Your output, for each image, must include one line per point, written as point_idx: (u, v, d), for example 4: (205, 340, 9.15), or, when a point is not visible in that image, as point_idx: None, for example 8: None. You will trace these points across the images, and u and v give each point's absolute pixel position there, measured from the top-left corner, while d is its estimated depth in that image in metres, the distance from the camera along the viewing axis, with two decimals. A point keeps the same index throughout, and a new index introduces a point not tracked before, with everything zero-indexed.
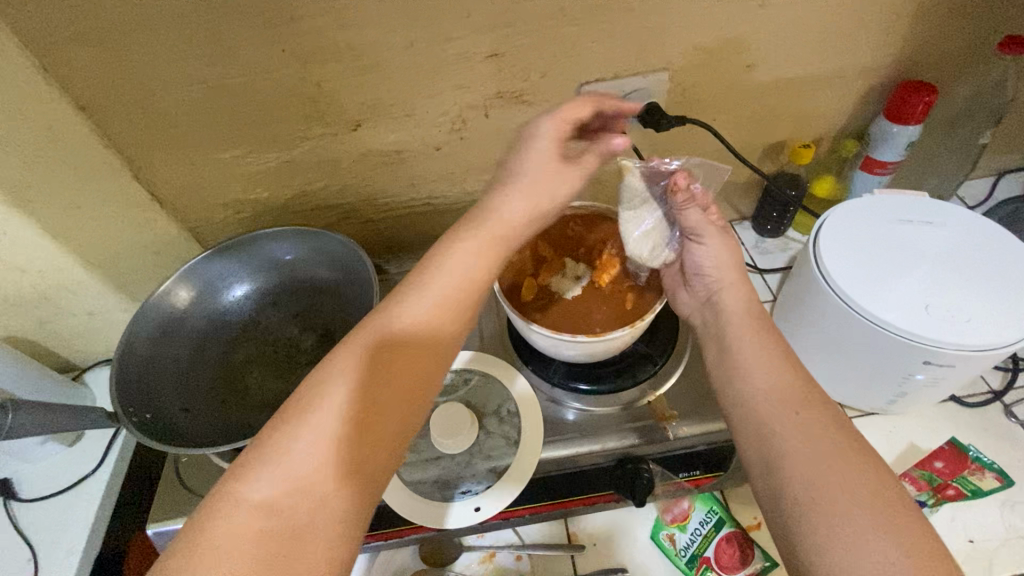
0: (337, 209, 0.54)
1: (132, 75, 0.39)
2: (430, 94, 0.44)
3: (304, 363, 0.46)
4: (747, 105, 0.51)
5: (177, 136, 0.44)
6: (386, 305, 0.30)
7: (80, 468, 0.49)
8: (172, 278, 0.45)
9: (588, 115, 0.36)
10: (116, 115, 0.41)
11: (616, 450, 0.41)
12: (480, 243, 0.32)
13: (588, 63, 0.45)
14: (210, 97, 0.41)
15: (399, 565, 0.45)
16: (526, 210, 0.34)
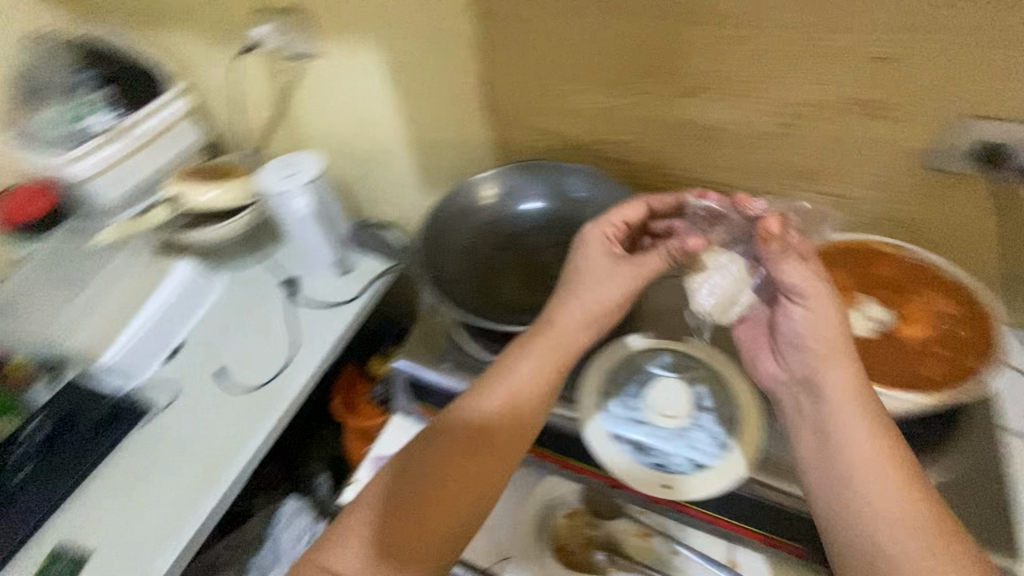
0: (630, 166, 0.71)
1: (544, 49, 0.64)
2: (721, 127, 0.63)
3: (544, 289, 0.66)
4: (957, 214, 0.60)
5: (545, 85, 0.67)
6: (470, 402, 0.51)
7: (342, 295, 0.82)
8: (489, 176, 0.71)
9: (636, 217, 0.57)
10: (507, 81, 0.68)
11: (790, 497, 0.50)
12: (541, 356, 0.51)
13: (812, 150, 0.61)
14: (579, 94, 0.66)
15: (561, 495, 0.60)
16: (557, 338, 0.51)
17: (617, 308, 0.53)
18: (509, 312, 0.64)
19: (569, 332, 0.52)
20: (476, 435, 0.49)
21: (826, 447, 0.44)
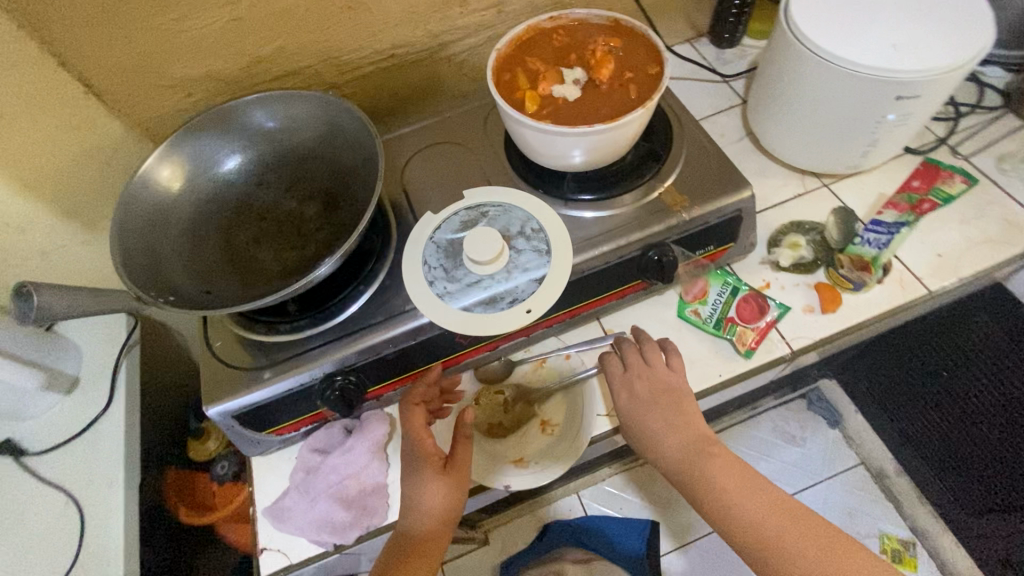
0: (220, 173, 0.74)
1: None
2: (62, 148, 0.78)
3: (309, 218, 0.73)
4: (128, 251, 0.64)
5: None
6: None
7: (52, 448, 0.89)
8: (180, 186, 0.71)
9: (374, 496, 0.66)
10: (34, 155, 0.77)
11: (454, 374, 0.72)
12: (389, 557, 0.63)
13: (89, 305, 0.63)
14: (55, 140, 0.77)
15: (488, 372, 0.74)
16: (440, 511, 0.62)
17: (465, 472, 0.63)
18: (311, 244, 0.72)
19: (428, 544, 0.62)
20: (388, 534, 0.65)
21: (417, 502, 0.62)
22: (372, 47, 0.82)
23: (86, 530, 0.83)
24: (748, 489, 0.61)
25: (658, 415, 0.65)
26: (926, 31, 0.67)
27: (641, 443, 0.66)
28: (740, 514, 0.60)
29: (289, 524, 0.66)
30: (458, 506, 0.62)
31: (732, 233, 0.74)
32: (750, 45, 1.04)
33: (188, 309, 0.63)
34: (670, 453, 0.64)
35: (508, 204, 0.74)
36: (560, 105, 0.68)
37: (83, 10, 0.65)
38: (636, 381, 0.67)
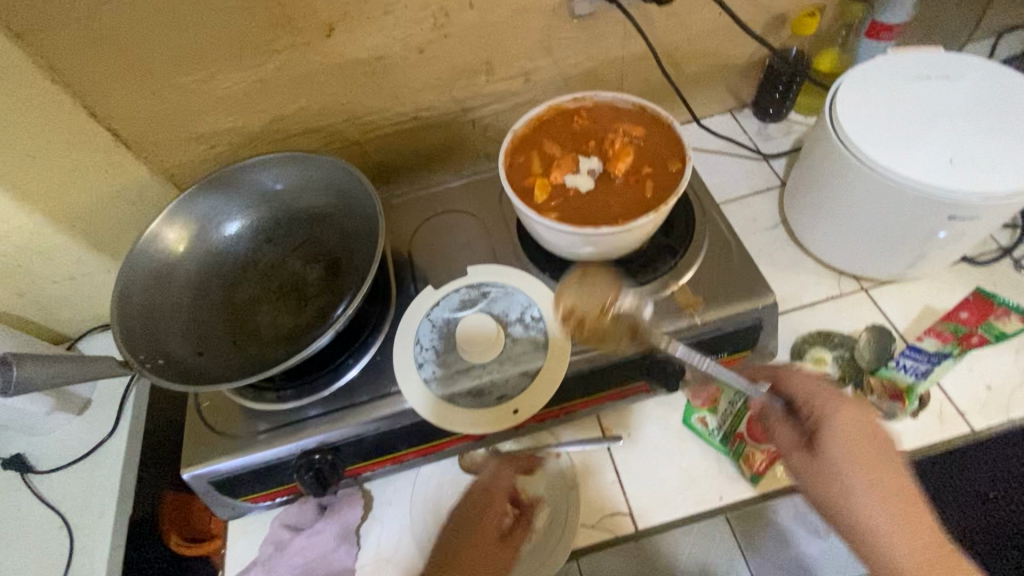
0: (231, 229, 0.74)
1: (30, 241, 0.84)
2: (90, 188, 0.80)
3: (311, 281, 0.72)
4: (128, 311, 0.65)
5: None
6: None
7: (56, 467, 0.91)
8: (190, 243, 0.72)
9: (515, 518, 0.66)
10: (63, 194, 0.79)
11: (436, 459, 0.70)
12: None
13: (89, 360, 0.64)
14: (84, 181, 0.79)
15: (473, 460, 0.71)
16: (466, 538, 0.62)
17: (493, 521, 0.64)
18: (309, 310, 0.71)
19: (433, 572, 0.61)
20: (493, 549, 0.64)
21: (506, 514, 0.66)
22: (396, 109, 0.82)
23: (73, 558, 0.84)
24: (908, 517, 0.55)
25: (852, 455, 0.58)
26: (988, 147, 0.61)
27: (826, 502, 0.59)
28: (893, 557, 0.54)
29: None
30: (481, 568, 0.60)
31: (748, 341, 0.69)
32: (798, 120, 0.96)
33: (176, 375, 0.62)
34: (841, 481, 0.58)
35: (511, 286, 0.71)
36: (568, 196, 0.65)
37: (114, 70, 0.68)
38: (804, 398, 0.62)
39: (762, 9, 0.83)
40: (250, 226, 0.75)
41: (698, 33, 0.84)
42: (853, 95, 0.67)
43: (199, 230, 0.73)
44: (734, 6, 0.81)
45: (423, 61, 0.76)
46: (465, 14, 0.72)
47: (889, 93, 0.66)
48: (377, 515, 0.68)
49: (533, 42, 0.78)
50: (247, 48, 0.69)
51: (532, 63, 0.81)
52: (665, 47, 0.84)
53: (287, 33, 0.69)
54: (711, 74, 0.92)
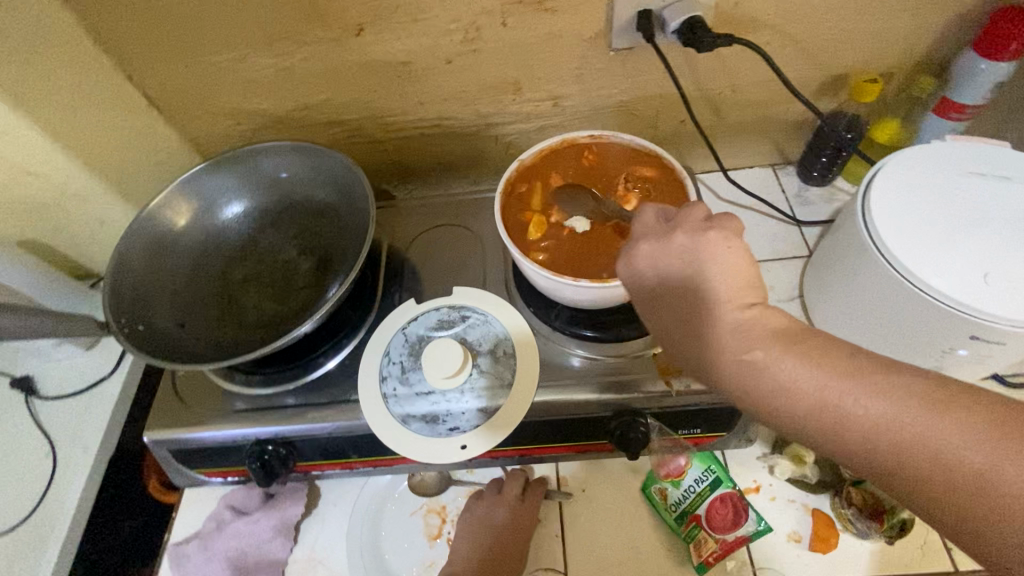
0: (237, 208, 0.76)
1: None
2: None
3: (299, 270, 0.73)
4: (125, 272, 0.68)
5: None
6: None
7: (56, 397, 0.96)
8: (194, 215, 0.75)
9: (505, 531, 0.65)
10: None
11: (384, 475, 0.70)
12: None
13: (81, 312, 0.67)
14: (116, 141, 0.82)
15: (420, 481, 0.71)
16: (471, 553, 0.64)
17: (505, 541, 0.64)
18: (291, 300, 0.71)
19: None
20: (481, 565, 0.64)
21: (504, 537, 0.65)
22: (419, 115, 0.81)
23: (51, 488, 0.89)
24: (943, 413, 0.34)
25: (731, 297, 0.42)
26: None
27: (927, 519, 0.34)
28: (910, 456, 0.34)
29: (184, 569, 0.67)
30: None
31: (726, 423, 0.64)
32: (843, 188, 0.89)
33: (150, 343, 0.64)
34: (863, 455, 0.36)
35: (492, 315, 0.69)
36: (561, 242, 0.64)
37: (152, 39, 0.70)
38: (652, 260, 0.47)
39: (819, 68, 0.77)
40: (255, 207, 0.77)
41: (745, 84, 0.79)
42: (891, 186, 0.62)
43: (207, 203, 0.75)
44: (789, 62, 0.76)
45: (450, 72, 0.75)
46: (497, 31, 0.70)
47: (930, 191, 0.62)
48: (321, 514, 0.70)
49: (565, 69, 0.75)
50: (277, 37, 0.70)
51: (562, 89, 0.78)
52: (707, 92, 0.80)
53: (317, 28, 0.69)
54: (754, 126, 0.86)
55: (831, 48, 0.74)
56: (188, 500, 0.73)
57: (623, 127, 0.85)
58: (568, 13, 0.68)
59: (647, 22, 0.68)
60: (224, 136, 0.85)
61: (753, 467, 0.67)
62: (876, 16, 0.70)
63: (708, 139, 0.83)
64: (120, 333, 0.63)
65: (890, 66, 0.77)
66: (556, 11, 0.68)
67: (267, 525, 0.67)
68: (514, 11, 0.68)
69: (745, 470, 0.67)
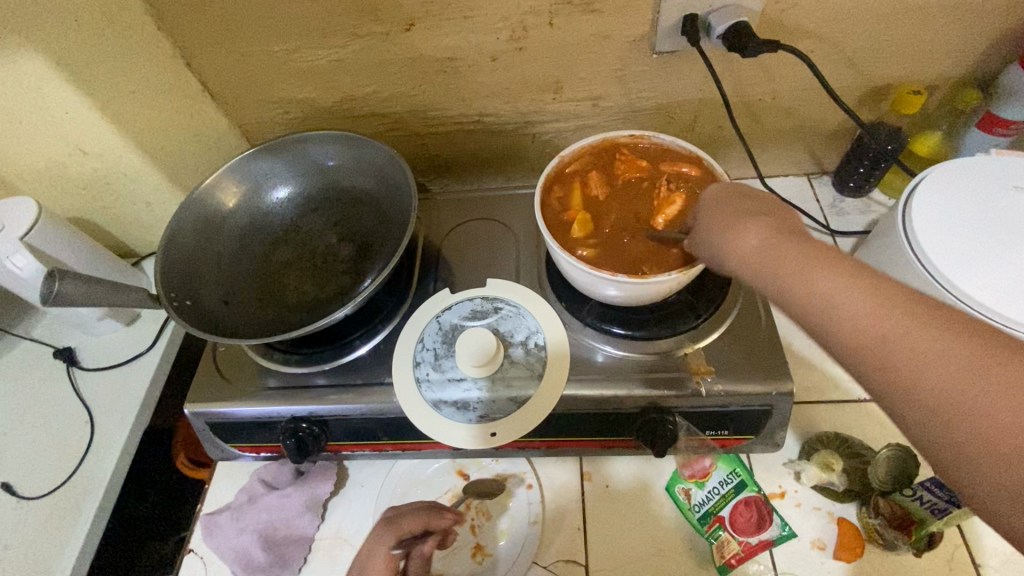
0: (282, 193, 0.79)
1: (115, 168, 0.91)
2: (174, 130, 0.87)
3: (340, 256, 0.75)
4: (176, 249, 0.71)
5: (57, 151, 0.83)
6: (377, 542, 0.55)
7: (97, 369, 1.00)
8: (242, 198, 0.77)
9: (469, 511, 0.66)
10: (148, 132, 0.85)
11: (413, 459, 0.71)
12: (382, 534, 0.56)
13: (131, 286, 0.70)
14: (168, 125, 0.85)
15: (445, 468, 0.72)
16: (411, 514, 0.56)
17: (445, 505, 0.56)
18: (331, 284, 0.73)
19: None
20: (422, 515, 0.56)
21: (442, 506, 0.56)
22: (460, 110, 0.83)
23: (86, 458, 0.91)
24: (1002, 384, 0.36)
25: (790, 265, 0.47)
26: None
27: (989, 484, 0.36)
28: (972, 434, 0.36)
29: (214, 539, 0.69)
30: None
31: (753, 425, 0.65)
32: (879, 200, 0.89)
33: (197, 318, 0.67)
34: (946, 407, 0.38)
35: (525, 308, 0.71)
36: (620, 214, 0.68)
37: (210, 27, 0.73)
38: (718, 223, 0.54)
39: (862, 77, 0.77)
40: (299, 193, 0.79)
41: (787, 91, 0.79)
42: (934, 196, 0.62)
43: (253, 187, 0.78)
44: (832, 71, 0.76)
45: (494, 69, 0.77)
46: (544, 30, 0.71)
47: (974, 204, 0.61)
48: (349, 494, 0.72)
49: (606, 69, 0.76)
50: (330, 29, 0.72)
51: (602, 90, 0.79)
52: (746, 98, 0.80)
53: (370, 22, 0.71)
54: (791, 134, 0.86)
55: (875, 58, 0.74)
56: (221, 473, 0.75)
57: (660, 130, 0.85)
58: (615, 15, 0.70)
59: (693, 26, 0.69)
60: (270, 124, 0.88)
61: (779, 472, 0.67)
62: (923, 27, 0.70)
63: (746, 145, 0.83)
64: (170, 308, 0.65)
65: (935, 79, 0.77)
66: (603, 12, 0.69)
67: (295, 501, 0.69)
68: (562, 11, 0.69)
69: (771, 474, 0.67)
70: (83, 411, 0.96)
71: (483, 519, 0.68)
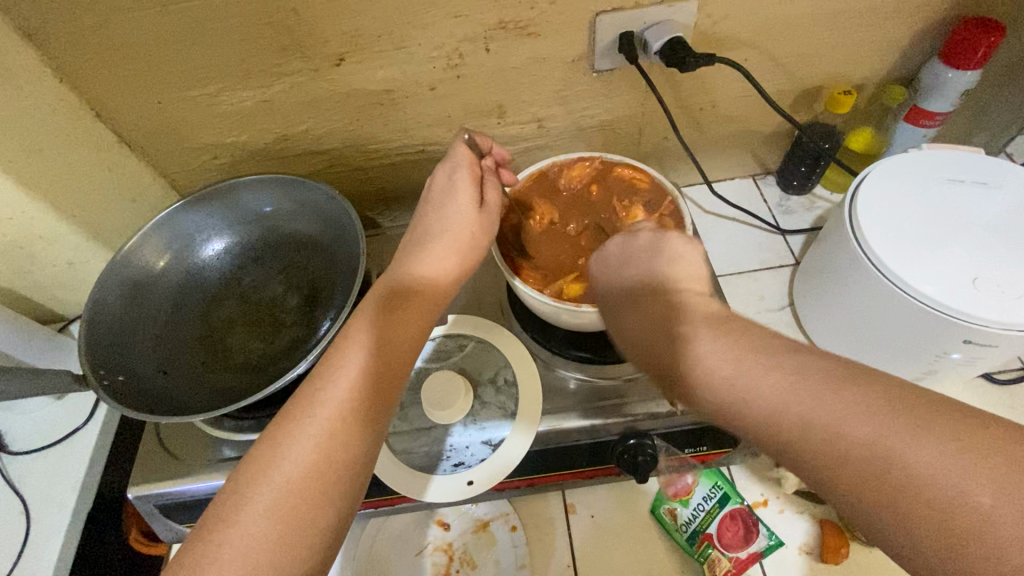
0: (220, 243, 0.74)
1: None
2: None
3: (289, 307, 0.70)
4: (103, 321, 0.65)
5: None
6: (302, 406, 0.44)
7: (29, 451, 0.89)
8: (174, 252, 0.72)
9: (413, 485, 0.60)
10: None
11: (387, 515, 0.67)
12: (315, 416, 0.44)
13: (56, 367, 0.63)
14: None
15: (423, 521, 0.68)
16: (338, 393, 0.45)
17: (365, 396, 0.45)
18: (280, 339, 0.68)
19: (316, 414, 0.44)
20: (348, 401, 0.45)
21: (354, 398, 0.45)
22: (404, 141, 0.80)
23: (23, 555, 0.81)
24: None
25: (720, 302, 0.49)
26: (1011, 273, 0.58)
27: None
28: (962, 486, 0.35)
29: None
30: (335, 416, 0.44)
31: (731, 439, 0.64)
32: (823, 197, 0.91)
33: (133, 393, 0.61)
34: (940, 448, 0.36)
35: (490, 343, 0.68)
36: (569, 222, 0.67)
37: (121, 74, 0.67)
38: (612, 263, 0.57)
39: (794, 81, 0.79)
40: (237, 243, 0.74)
41: (727, 99, 0.80)
42: (877, 194, 0.64)
43: (184, 242, 0.72)
44: (766, 77, 0.77)
45: (433, 98, 0.74)
46: (480, 57, 0.70)
47: (914, 199, 0.63)
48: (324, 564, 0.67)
49: (548, 92, 0.75)
50: (255, 69, 0.68)
51: (546, 111, 0.78)
52: (687, 108, 0.81)
53: (298, 59, 0.67)
54: (733, 139, 0.87)
55: (805, 62, 0.76)
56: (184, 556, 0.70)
57: (607, 146, 0.85)
58: (552, 37, 0.68)
59: (630, 43, 0.69)
60: (201, 170, 0.82)
61: (761, 480, 0.67)
62: (846, 31, 0.73)
63: (692, 154, 0.84)
64: (96, 387, 0.59)
65: (862, 79, 0.80)
66: (539, 36, 0.68)
67: None
68: (497, 37, 0.67)
69: (753, 483, 0.67)
70: (16, 501, 0.85)
71: (468, 569, 0.65)
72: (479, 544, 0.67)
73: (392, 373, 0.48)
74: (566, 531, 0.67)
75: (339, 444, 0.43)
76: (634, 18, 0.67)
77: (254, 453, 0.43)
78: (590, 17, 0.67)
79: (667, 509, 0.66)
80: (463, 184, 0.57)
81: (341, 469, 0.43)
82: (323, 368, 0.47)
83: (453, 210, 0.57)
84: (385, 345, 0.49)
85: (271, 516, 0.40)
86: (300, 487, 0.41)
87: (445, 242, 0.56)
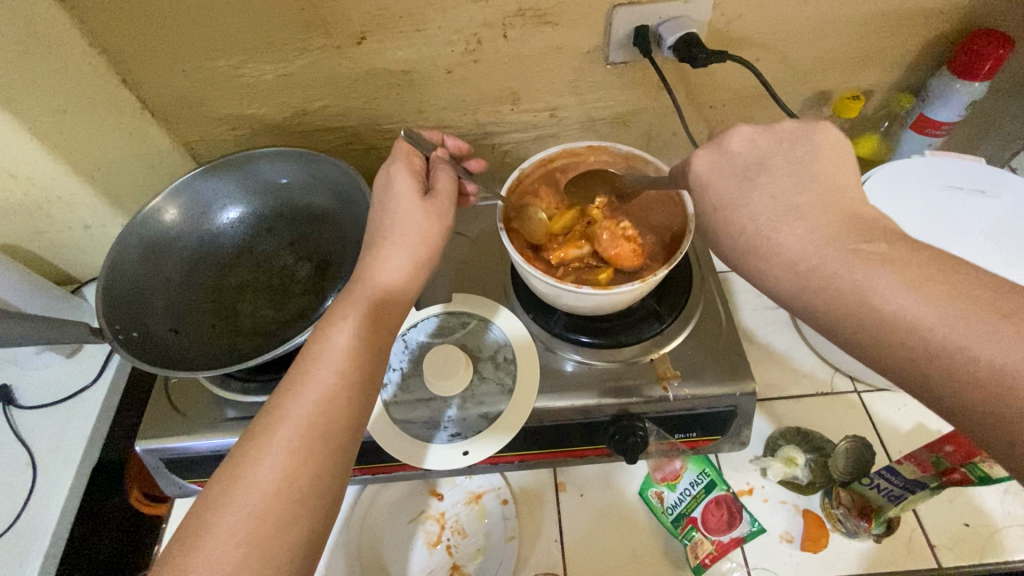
0: (236, 210, 0.76)
1: None
2: None
3: (298, 276, 0.72)
4: (122, 280, 0.67)
5: None
6: (272, 419, 0.48)
7: (37, 407, 0.92)
8: (190, 217, 0.74)
9: (410, 453, 0.63)
10: None
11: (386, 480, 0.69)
12: (288, 426, 0.47)
13: None
14: None
15: (420, 490, 0.71)
16: (311, 402, 0.48)
17: (341, 401, 0.49)
18: (289, 307, 0.70)
19: (289, 425, 0.47)
20: (320, 411, 0.48)
21: (322, 407, 0.48)
22: (418, 123, 0.82)
23: (28, 506, 0.84)
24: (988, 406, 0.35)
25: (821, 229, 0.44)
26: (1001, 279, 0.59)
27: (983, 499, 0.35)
28: None
29: None
30: (302, 428, 0.47)
31: (720, 426, 0.66)
32: None
33: (149, 350, 0.63)
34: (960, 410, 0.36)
35: (491, 322, 0.70)
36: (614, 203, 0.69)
37: (149, 44, 0.69)
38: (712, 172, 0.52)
39: (804, 84, 0.80)
40: (252, 211, 0.77)
41: (737, 98, 0.81)
42: (879, 198, 0.65)
43: (201, 207, 0.75)
44: (776, 79, 0.79)
45: (449, 82, 0.76)
46: (498, 43, 0.71)
47: (913, 204, 0.65)
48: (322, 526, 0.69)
49: (561, 81, 0.77)
50: (279, 43, 0.70)
51: (559, 100, 0.80)
52: (698, 106, 0.82)
53: (320, 36, 0.69)
54: None
55: (816, 65, 0.77)
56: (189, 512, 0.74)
57: (617, 138, 0.87)
58: (569, 27, 0.70)
59: (645, 37, 0.70)
60: (220, 140, 0.84)
61: (749, 470, 0.69)
62: (857, 37, 0.74)
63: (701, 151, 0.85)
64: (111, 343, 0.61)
65: (872, 85, 0.81)
66: (557, 25, 0.70)
67: None
68: (516, 24, 0.69)
69: (741, 473, 0.69)
70: (24, 454, 0.88)
71: (459, 538, 0.68)
72: (471, 515, 0.69)
73: (340, 427, 0.48)
74: (556, 507, 0.69)
75: (273, 526, 0.43)
76: (651, 13, 0.69)
77: (228, 467, 0.46)
78: (606, 9, 0.68)
79: (654, 492, 0.68)
80: (404, 178, 0.61)
81: (306, 489, 0.45)
82: (247, 443, 0.47)
83: (397, 209, 0.60)
84: (347, 367, 0.51)
85: (235, 541, 0.42)
86: (275, 495, 0.44)
87: (396, 231, 0.58)
